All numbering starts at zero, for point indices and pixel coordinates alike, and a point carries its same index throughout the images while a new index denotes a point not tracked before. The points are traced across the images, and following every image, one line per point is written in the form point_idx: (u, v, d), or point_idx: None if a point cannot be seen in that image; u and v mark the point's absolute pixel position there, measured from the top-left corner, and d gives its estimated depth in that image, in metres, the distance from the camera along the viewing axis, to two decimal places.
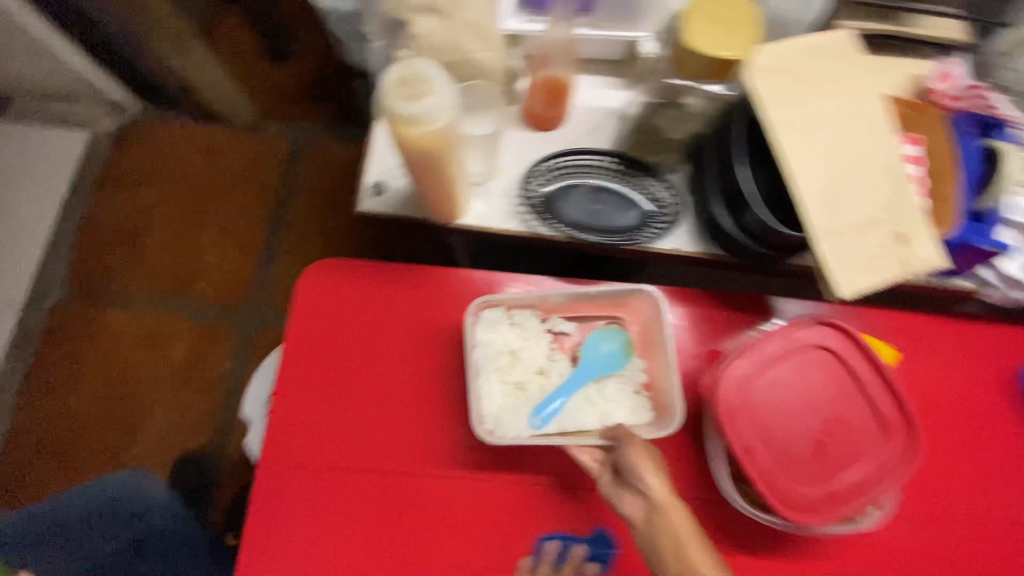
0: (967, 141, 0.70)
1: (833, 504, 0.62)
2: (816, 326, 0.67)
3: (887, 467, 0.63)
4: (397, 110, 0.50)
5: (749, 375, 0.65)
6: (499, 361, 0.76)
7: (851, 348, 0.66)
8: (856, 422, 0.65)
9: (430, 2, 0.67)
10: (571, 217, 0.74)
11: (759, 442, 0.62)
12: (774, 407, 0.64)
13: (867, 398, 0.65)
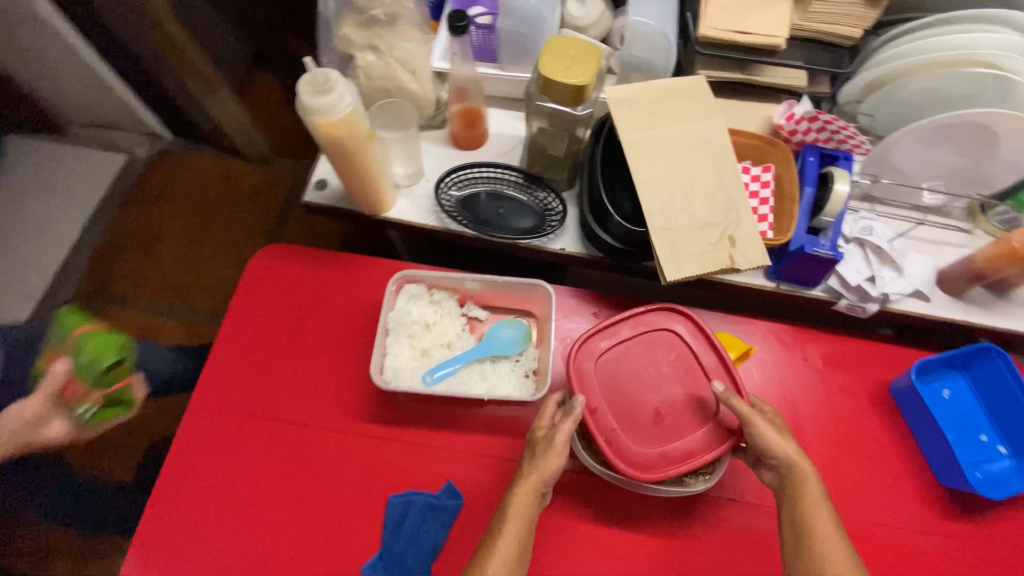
0: (810, 169, 0.83)
1: (662, 465, 0.74)
2: (668, 316, 0.81)
3: (715, 439, 0.75)
4: (306, 102, 0.67)
5: (604, 349, 0.79)
6: (413, 329, 0.86)
7: (697, 339, 0.80)
8: (695, 401, 0.77)
9: (370, 43, 0.85)
10: (479, 217, 0.88)
11: (604, 404, 0.76)
12: (622, 379, 0.78)
13: (706, 379, 0.78)
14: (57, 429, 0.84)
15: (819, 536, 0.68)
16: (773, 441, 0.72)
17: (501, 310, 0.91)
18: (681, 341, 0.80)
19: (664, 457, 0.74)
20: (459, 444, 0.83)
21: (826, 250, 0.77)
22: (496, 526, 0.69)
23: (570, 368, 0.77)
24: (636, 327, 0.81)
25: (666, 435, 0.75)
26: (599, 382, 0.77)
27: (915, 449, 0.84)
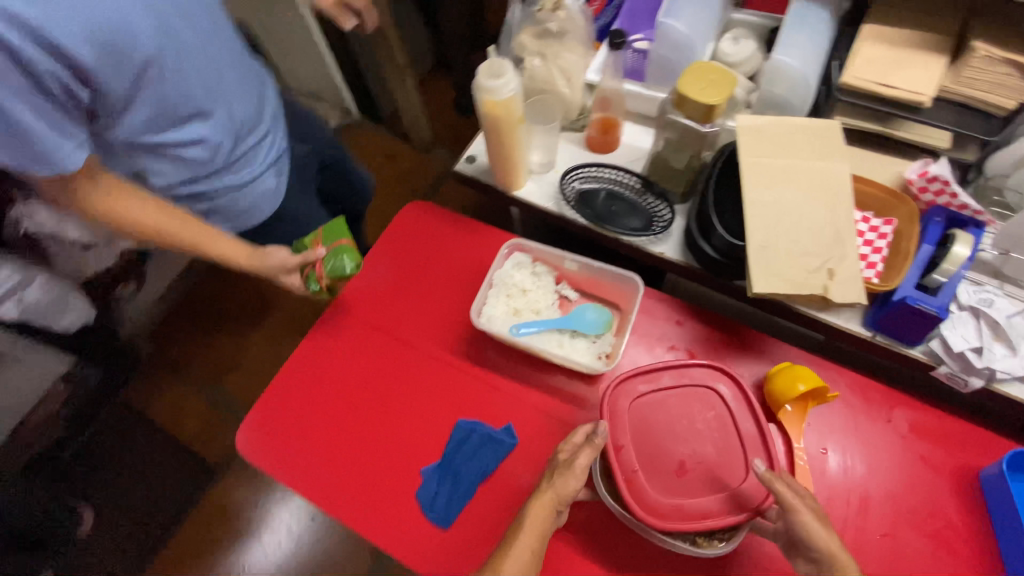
0: (933, 230, 0.82)
1: (677, 517, 0.78)
2: (712, 375, 0.87)
3: (737, 503, 0.78)
4: (480, 83, 0.84)
5: (643, 393, 0.87)
6: (511, 290, 0.99)
7: (737, 405, 0.85)
8: (725, 464, 0.81)
9: (540, 50, 1.02)
10: (593, 210, 0.99)
11: (630, 444, 0.83)
12: (654, 425, 0.84)
13: (739, 443, 0.83)
14: (293, 282, 0.98)
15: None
16: (811, 532, 0.69)
17: (591, 296, 1.00)
18: (720, 402, 0.85)
19: (680, 510, 0.79)
20: (525, 398, 0.93)
21: (932, 306, 0.75)
22: (512, 532, 0.74)
23: (607, 403, 0.85)
24: (677, 380, 0.87)
25: (685, 489, 0.80)
26: (633, 425, 0.84)
27: (991, 546, 0.79)
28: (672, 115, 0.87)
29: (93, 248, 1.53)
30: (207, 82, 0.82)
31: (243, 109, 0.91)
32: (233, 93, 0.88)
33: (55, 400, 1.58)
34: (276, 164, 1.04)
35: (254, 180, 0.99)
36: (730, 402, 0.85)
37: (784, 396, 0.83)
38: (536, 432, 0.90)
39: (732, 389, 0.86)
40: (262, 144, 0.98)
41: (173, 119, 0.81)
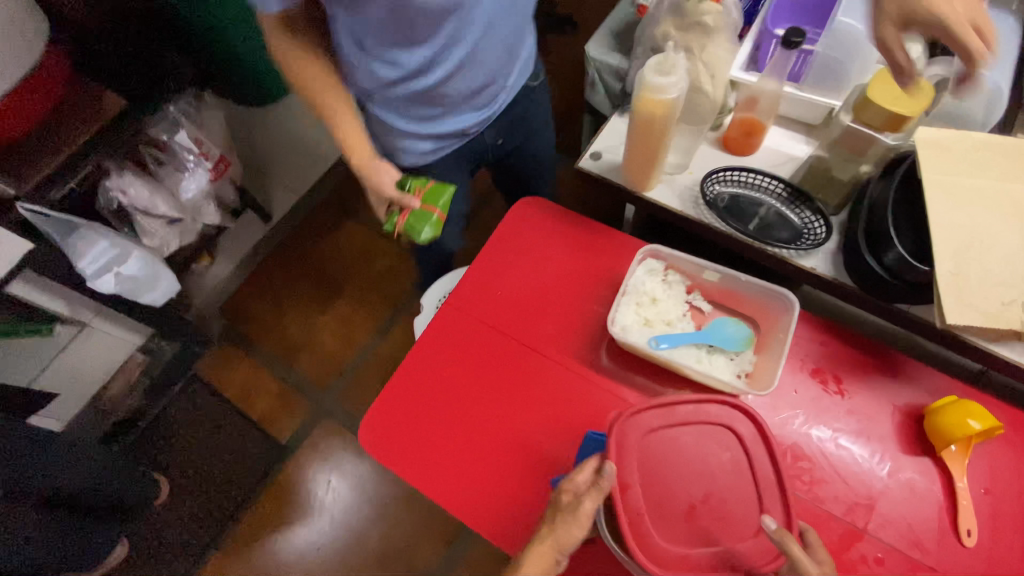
0: None
1: (681, 566, 0.74)
2: (731, 411, 0.82)
3: (745, 552, 0.75)
4: (648, 79, 0.79)
5: (655, 427, 0.81)
6: (641, 298, 0.94)
7: (757, 444, 0.80)
8: (736, 509, 0.77)
9: (686, 44, 0.94)
10: (734, 217, 0.94)
11: (638, 484, 0.77)
12: (664, 461, 0.79)
13: (755, 487, 0.78)
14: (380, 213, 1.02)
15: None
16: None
17: (727, 307, 0.95)
18: (739, 440, 0.80)
19: (685, 559, 0.75)
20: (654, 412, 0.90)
21: None
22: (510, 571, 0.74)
23: (615, 436, 0.79)
24: (692, 413, 0.82)
25: (692, 535, 0.76)
26: (641, 462, 0.79)
27: None
28: (847, 122, 0.82)
29: (177, 224, 1.54)
30: (413, 45, 0.84)
31: (438, 84, 0.91)
32: (437, 69, 0.89)
33: (131, 368, 1.66)
34: (440, 137, 1.03)
35: (406, 134, 1.02)
36: (749, 441, 0.80)
37: (953, 432, 0.79)
38: None
39: (748, 427, 0.81)
40: (439, 111, 0.98)
41: (382, 44, 0.84)
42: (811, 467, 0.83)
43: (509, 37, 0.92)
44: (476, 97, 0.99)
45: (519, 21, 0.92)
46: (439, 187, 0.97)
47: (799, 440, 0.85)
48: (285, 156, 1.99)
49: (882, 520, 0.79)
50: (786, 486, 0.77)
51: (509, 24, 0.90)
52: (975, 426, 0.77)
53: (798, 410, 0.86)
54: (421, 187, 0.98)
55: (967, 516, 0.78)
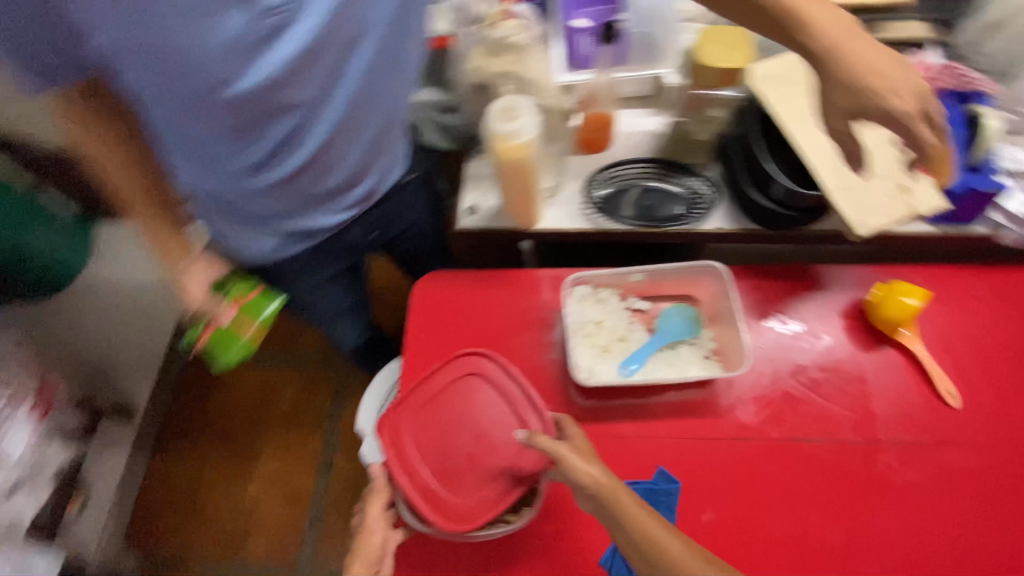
0: (951, 108, 0.85)
1: (482, 511, 0.72)
2: (469, 354, 0.81)
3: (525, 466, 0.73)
4: (496, 130, 0.76)
5: (415, 403, 0.80)
6: (587, 328, 0.90)
7: (499, 370, 0.79)
8: (505, 437, 0.75)
9: (504, 69, 0.89)
10: (630, 214, 0.92)
11: (418, 462, 0.75)
12: (430, 428, 0.77)
13: (510, 408, 0.77)
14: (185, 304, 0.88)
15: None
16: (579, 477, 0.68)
17: (663, 297, 0.94)
18: (484, 375, 0.79)
19: (482, 502, 0.72)
20: (655, 432, 0.85)
21: (992, 185, 0.81)
22: None
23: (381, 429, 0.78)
24: (448, 376, 0.80)
25: (478, 480, 0.73)
26: (413, 441, 0.77)
27: None
28: (688, 91, 0.87)
29: (17, 490, 1.23)
30: (230, 150, 0.71)
31: (282, 184, 0.78)
32: (273, 172, 0.76)
33: None
34: (291, 237, 0.88)
35: (247, 236, 0.86)
36: (493, 372, 0.79)
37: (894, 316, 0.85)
38: (682, 462, 0.83)
39: (495, 365, 0.80)
40: (289, 212, 0.83)
41: (206, 138, 0.69)
42: (809, 406, 0.85)
43: (372, 131, 0.80)
44: (336, 196, 0.85)
45: (386, 112, 0.80)
46: (262, 297, 0.88)
47: (787, 386, 0.86)
48: (123, 329, 1.62)
49: (886, 423, 0.83)
50: (535, 395, 0.77)
51: (370, 118, 0.78)
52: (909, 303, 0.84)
53: (770, 360, 0.88)
54: (242, 296, 0.87)
55: (942, 381, 0.84)
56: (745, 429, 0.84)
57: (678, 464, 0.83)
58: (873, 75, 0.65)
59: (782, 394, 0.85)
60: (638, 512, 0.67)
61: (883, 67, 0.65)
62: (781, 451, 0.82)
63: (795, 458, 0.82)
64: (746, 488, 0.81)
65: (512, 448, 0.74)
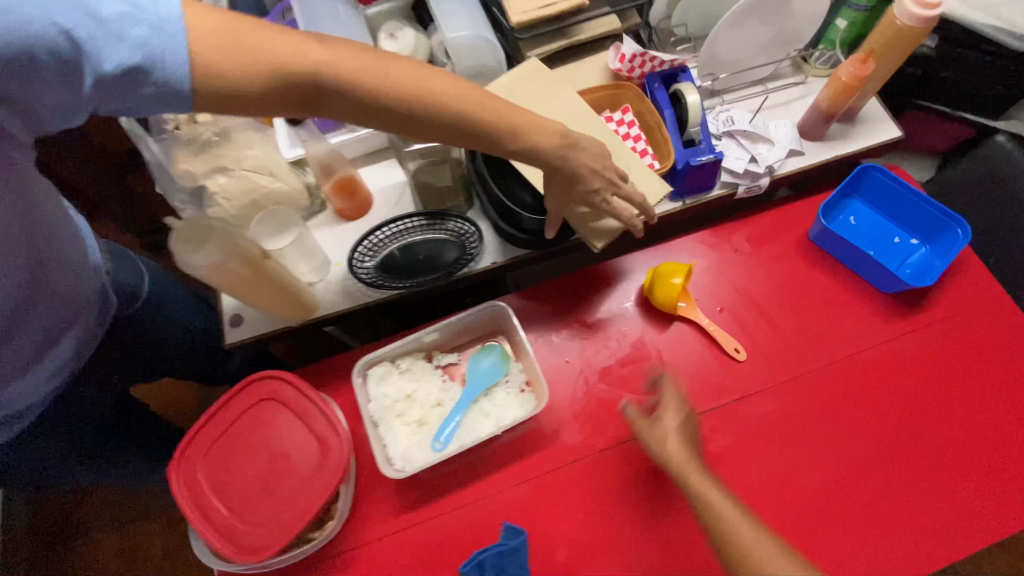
0: (659, 92, 0.89)
1: (283, 536, 0.72)
2: (260, 380, 0.78)
3: (323, 481, 0.74)
4: (181, 262, 0.66)
5: (205, 442, 0.76)
6: (397, 407, 0.84)
7: (292, 390, 0.78)
8: (303, 459, 0.75)
9: (216, 166, 0.83)
10: (403, 273, 0.89)
11: (213, 499, 0.74)
12: (225, 466, 0.75)
13: (306, 428, 0.76)
14: None
15: (717, 509, 0.74)
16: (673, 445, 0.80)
17: (469, 344, 0.92)
18: (277, 400, 0.78)
19: (283, 528, 0.72)
20: (492, 488, 0.84)
21: (707, 154, 0.85)
22: None
23: (172, 472, 0.74)
24: (238, 407, 0.77)
25: (279, 503, 0.73)
26: (207, 483, 0.74)
27: (852, 278, 0.94)
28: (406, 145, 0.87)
29: None
30: None
31: None
32: None
33: None
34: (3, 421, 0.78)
35: None
36: (286, 394, 0.78)
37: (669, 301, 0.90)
38: (525, 506, 0.83)
39: (291, 388, 0.78)
40: None
41: None
42: (623, 404, 0.88)
43: (38, 296, 0.71)
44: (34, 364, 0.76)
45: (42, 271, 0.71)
46: None
47: (599, 393, 0.89)
48: None
49: (692, 398, 0.88)
50: (328, 411, 0.76)
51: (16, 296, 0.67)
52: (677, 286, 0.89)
53: (579, 374, 0.90)
54: None
55: (729, 340, 0.90)
56: (572, 451, 0.86)
57: (520, 510, 0.83)
58: (591, 173, 0.71)
59: (598, 403, 0.88)
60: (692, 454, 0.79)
61: (587, 168, 0.70)
62: (611, 459, 0.85)
63: (624, 461, 0.85)
64: (589, 509, 0.82)
65: (309, 469, 0.74)
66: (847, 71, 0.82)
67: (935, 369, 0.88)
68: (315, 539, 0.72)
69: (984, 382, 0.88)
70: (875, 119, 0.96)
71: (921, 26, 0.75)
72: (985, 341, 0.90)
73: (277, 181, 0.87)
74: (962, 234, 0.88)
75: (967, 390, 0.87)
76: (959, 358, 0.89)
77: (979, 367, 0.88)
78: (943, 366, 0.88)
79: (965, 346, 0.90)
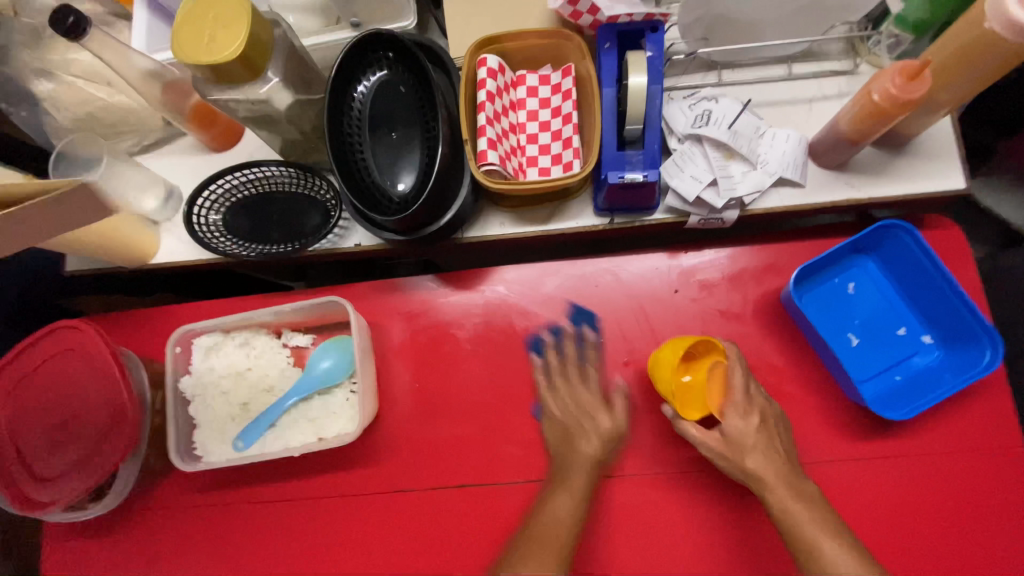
0: (607, 58, 0.61)
1: (60, 496, 0.69)
2: (68, 327, 0.73)
3: (109, 448, 0.70)
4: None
5: (10, 381, 0.73)
6: (222, 385, 0.76)
7: (97, 347, 0.72)
8: (96, 421, 0.71)
9: (40, 66, 0.69)
10: (250, 236, 0.74)
11: (6, 441, 0.72)
12: (25, 410, 0.72)
13: (104, 390, 0.71)
14: None
15: (825, 548, 0.57)
16: (750, 462, 0.62)
17: (326, 329, 0.80)
18: (82, 354, 0.72)
19: (62, 488, 0.70)
20: (310, 491, 0.76)
21: (638, 170, 0.59)
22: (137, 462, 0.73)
23: None
24: (45, 352, 0.73)
25: (66, 461, 0.71)
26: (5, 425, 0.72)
27: (813, 364, 0.71)
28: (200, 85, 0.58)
29: None
30: None
31: None
32: None
33: None
34: None
35: None
36: (91, 350, 0.72)
37: (696, 399, 0.69)
38: (337, 520, 0.75)
39: (96, 343, 0.72)
40: None
41: None
42: (474, 442, 0.75)
43: None
44: None
45: None
46: None
47: (452, 422, 0.76)
48: None
49: (552, 458, 0.73)
50: (124, 378, 0.71)
51: None
52: (689, 376, 0.70)
53: (438, 393, 0.77)
54: None
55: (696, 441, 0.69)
56: (403, 477, 0.75)
57: (330, 523, 0.75)
58: None
59: (448, 432, 0.76)
60: (776, 469, 0.62)
61: None
62: (442, 499, 0.74)
63: (458, 506, 0.73)
64: (400, 545, 0.74)
65: (100, 433, 0.71)
66: (882, 86, 0.52)
67: (873, 515, 0.66)
68: (92, 509, 0.74)
69: (935, 550, 0.65)
70: (935, 151, 0.64)
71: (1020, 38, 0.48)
72: (956, 500, 0.66)
73: (118, 92, 0.72)
74: (989, 358, 0.63)
75: (907, 554, 0.65)
76: (913, 510, 0.66)
77: (934, 529, 0.66)
78: (887, 514, 0.66)
79: (926, 498, 0.66)
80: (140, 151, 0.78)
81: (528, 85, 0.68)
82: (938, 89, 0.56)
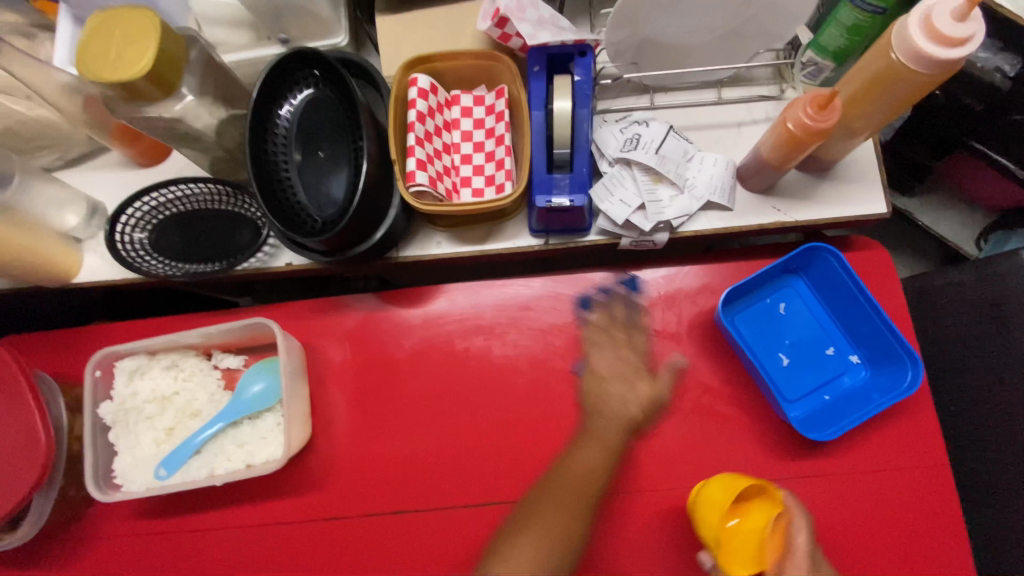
0: (535, 82, 0.61)
1: None
2: None
3: (19, 479, 0.67)
4: None
5: None
6: (148, 409, 0.73)
7: (9, 371, 0.68)
8: (5, 450, 0.68)
9: None
10: (177, 255, 0.71)
11: None
12: None
13: (15, 418, 0.68)
14: None
15: None
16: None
17: (260, 349, 0.77)
18: None
19: None
20: (240, 518, 0.73)
21: (566, 195, 0.59)
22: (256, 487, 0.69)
23: None
24: None
25: None
26: None
27: (747, 383, 0.71)
28: (113, 105, 0.56)
29: None
30: None
31: None
32: None
33: None
34: None
35: None
36: (2, 375, 0.69)
37: (745, 549, 0.62)
38: (267, 547, 0.73)
39: (5, 368, 0.69)
40: None
41: None
42: (409, 467, 0.73)
43: None
44: None
45: None
46: None
47: (388, 445, 0.74)
48: None
49: (487, 482, 0.72)
50: (36, 404, 0.67)
51: None
52: (736, 519, 0.63)
53: (376, 414, 0.76)
54: None
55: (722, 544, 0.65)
56: (337, 501, 0.73)
57: (260, 551, 0.72)
58: None
59: (384, 455, 0.74)
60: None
61: None
62: (374, 526, 0.72)
63: (392, 530, 0.72)
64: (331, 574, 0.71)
65: (10, 463, 0.67)
66: (796, 116, 0.52)
67: None
68: (3, 541, 0.70)
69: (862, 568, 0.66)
70: (859, 176, 0.66)
71: (925, 70, 0.49)
72: (884, 518, 0.67)
73: (36, 105, 0.69)
74: (911, 379, 0.64)
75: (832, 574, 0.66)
76: (841, 530, 0.67)
77: (862, 547, 0.67)
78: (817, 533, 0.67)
79: (854, 517, 0.67)
80: (63, 166, 0.75)
81: (462, 106, 0.67)
82: (855, 117, 0.57)
